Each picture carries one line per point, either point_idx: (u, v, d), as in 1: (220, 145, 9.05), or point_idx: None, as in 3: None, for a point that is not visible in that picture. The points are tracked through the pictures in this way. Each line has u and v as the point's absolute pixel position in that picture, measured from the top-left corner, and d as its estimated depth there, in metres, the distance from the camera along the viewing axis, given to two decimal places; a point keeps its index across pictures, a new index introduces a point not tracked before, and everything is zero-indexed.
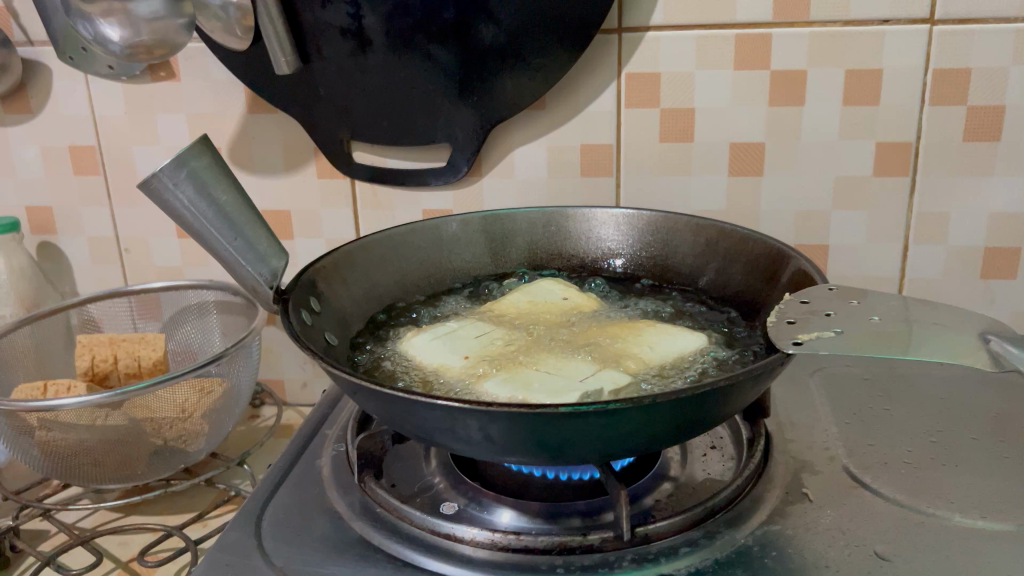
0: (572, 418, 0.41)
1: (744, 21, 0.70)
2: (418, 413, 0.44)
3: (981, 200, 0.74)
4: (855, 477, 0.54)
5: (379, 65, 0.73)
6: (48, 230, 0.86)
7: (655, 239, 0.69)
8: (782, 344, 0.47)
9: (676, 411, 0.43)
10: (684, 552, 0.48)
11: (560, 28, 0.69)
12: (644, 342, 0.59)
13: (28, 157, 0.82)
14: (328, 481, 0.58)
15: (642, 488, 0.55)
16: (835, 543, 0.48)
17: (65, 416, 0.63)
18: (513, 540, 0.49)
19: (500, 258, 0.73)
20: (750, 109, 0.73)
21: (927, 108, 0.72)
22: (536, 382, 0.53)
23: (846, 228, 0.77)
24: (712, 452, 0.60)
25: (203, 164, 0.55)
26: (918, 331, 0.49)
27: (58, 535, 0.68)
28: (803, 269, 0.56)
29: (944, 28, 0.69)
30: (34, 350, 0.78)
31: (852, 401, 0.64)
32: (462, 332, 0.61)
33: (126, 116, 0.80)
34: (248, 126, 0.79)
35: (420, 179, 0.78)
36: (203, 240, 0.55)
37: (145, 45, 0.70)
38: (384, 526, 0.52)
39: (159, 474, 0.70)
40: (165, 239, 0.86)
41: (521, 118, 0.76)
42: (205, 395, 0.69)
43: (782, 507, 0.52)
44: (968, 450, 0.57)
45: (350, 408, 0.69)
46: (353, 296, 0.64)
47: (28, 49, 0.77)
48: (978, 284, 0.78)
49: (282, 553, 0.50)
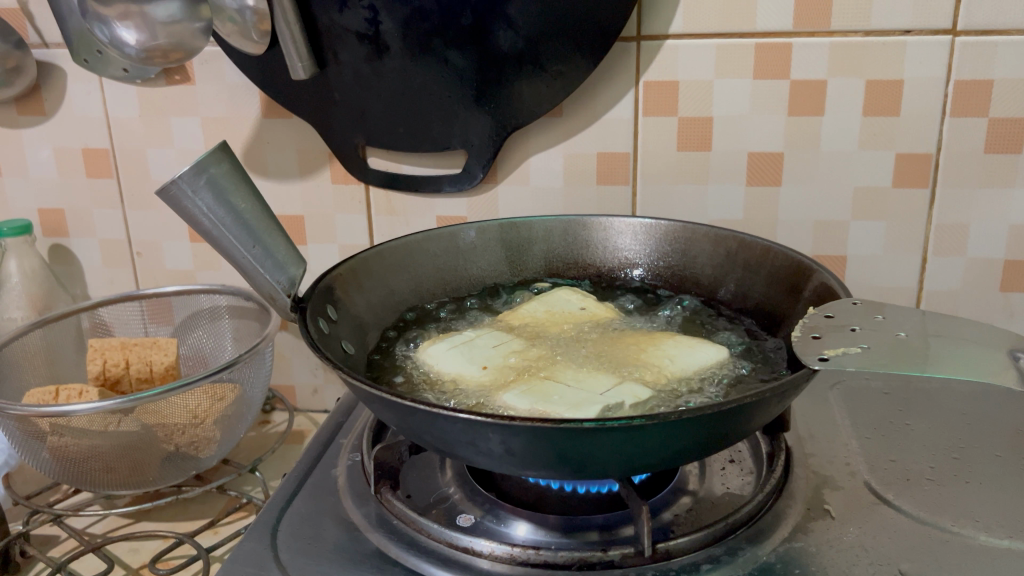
0: (596, 433, 0.41)
1: (765, 31, 0.70)
2: (440, 425, 0.43)
3: (1002, 213, 0.74)
4: (877, 493, 0.53)
5: (396, 71, 0.73)
6: (60, 232, 0.85)
7: (673, 249, 0.69)
8: (808, 359, 0.46)
9: (701, 427, 0.43)
10: (705, 569, 0.48)
11: (579, 35, 0.69)
12: (664, 354, 0.59)
13: (41, 159, 0.82)
14: (343, 491, 0.57)
15: (661, 502, 0.55)
16: (859, 562, 0.47)
17: (77, 422, 0.63)
18: (532, 555, 0.49)
19: (517, 266, 0.72)
20: (770, 119, 0.73)
21: (948, 120, 0.71)
22: (557, 394, 0.52)
23: (865, 240, 0.76)
24: (731, 466, 0.59)
25: (223, 171, 0.54)
26: (944, 348, 0.49)
27: (68, 541, 0.67)
28: (827, 283, 0.55)
29: (967, 40, 0.68)
30: (45, 353, 0.78)
31: (871, 415, 0.64)
32: (479, 342, 0.61)
33: (141, 120, 0.80)
34: (263, 131, 0.79)
35: (435, 185, 0.78)
36: (221, 247, 0.55)
37: (162, 48, 0.69)
38: (401, 538, 0.52)
39: (170, 481, 0.69)
40: (177, 243, 0.85)
41: (538, 125, 0.76)
42: (217, 401, 0.69)
43: (804, 523, 0.51)
44: (991, 467, 0.56)
45: (364, 417, 0.68)
46: (369, 303, 0.63)
47: (43, 51, 0.77)
48: (996, 297, 0.77)
49: (298, 565, 0.49)
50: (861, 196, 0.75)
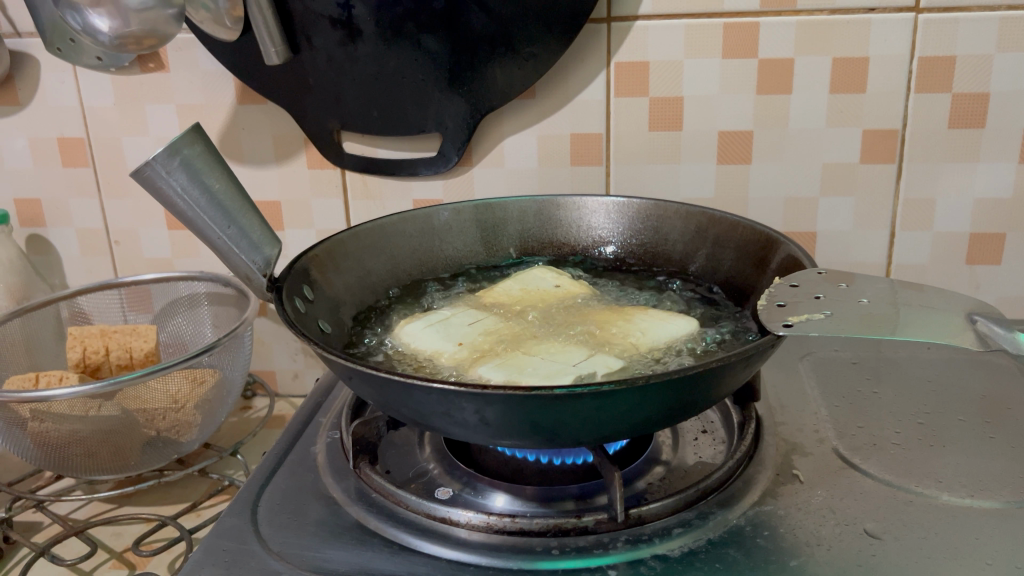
0: (565, 400, 0.42)
1: (731, 11, 0.71)
2: (415, 397, 0.44)
3: (968, 186, 0.75)
4: (845, 458, 0.55)
5: (370, 55, 0.73)
6: (37, 222, 0.85)
7: (646, 226, 0.70)
8: (772, 325, 0.47)
9: (670, 392, 0.44)
10: (677, 533, 0.49)
11: (550, 17, 0.70)
12: (635, 327, 0.60)
13: (16, 148, 0.82)
14: (324, 468, 0.58)
15: (634, 471, 0.56)
16: (826, 523, 0.48)
17: (58, 407, 0.63)
18: (508, 523, 0.50)
19: (492, 247, 0.73)
20: (738, 98, 0.74)
21: (913, 96, 0.72)
22: (530, 366, 0.53)
23: (835, 216, 0.78)
24: (704, 436, 0.61)
25: (197, 152, 0.55)
26: (905, 313, 0.50)
27: (51, 527, 0.68)
28: (793, 255, 0.56)
29: (930, 16, 0.69)
30: (24, 343, 0.78)
31: (841, 384, 0.65)
32: (455, 318, 0.62)
33: (116, 108, 0.80)
34: (238, 117, 0.79)
35: (411, 169, 0.79)
36: (196, 228, 0.55)
37: (135, 35, 0.68)
38: (380, 511, 0.52)
39: (152, 465, 0.70)
40: (155, 231, 0.86)
41: (511, 107, 0.76)
42: (197, 385, 0.69)
43: (773, 487, 0.52)
44: (955, 430, 0.57)
45: (344, 396, 0.69)
46: (347, 284, 0.64)
47: (16, 40, 0.77)
48: (963, 268, 0.79)
49: (279, 538, 0.50)
50: (829, 173, 0.76)
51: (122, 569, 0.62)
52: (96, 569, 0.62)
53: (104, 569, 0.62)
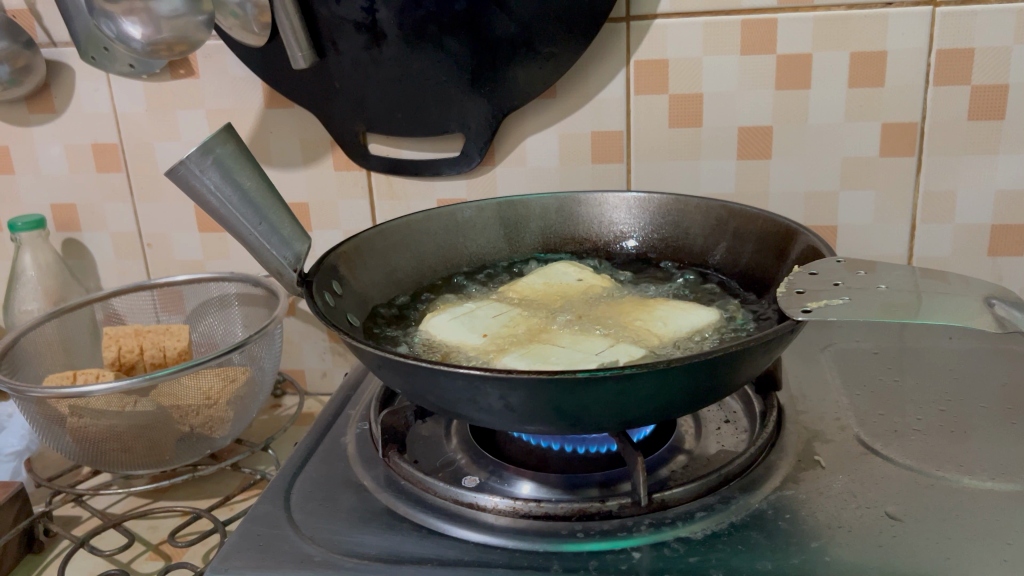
0: (589, 383, 0.43)
1: (749, 8, 0.72)
2: (442, 383, 0.46)
3: (988, 178, 0.76)
4: (866, 444, 0.55)
5: (393, 58, 0.75)
6: (72, 227, 0.88)
7: (667, 221, 0.71)
8: (792, 310, 0.48)
9: (691, 377, 0.45)
10: (700, 516, 0.50)
11: (569, 17, 0.71)
12: (657, 317, 0.61)
13: (51, 155, 0.84)
14: (354, 457, 0.59)
15: (658, 459, 0.57)
16: (847, 506, 0.49)
17: (96, 403, 0.65)
18: (534, 507, 0.51)
19: (515, 243, 0.74)
20: (757, 94, 0.75)
21: (932, 88, 0.73)
22: (553, 356, 0.55)
23: (855, 209, 0.78)
24: (726, 425, 0.62)
25: (228, 151, 0.57)
26: (924, 298, 0.51)
27: (90, 520, 0.70)
28: (812, 245, 0.57)
29: (947, 10, 0.70)
30: (60, 343, 0.80)
31: (863, 374, 0.66)
32: (480, 312, 0.63)
33: (147, 114, 0.82)
34: (265, 121, 0.81)
35: (434, 169, 0.80)
36: (229, 225, 0.57)
37: (166, 41, 0.71)
38: (409, 497, 0.54)
39: (186, 459, 0.72)
40: (186, 234, 0.88)
41: (532, 106, 0.78)
42: (229, 383, 0.71)
43: (795, 473, 0.53)
44: (976, 417, 0.58)
45: (372, 389, 0.70)
46: (374, 280, 0.66)
47: (52, 50, 0.80)
48: (985, 261, 0.79)
49: (310, 523, 0.51)
50: (848, 166, 0.77)
51: (159, 560, 0.63)
52: (133, 560, 0.63)
53: (141, 560, 0.63)
